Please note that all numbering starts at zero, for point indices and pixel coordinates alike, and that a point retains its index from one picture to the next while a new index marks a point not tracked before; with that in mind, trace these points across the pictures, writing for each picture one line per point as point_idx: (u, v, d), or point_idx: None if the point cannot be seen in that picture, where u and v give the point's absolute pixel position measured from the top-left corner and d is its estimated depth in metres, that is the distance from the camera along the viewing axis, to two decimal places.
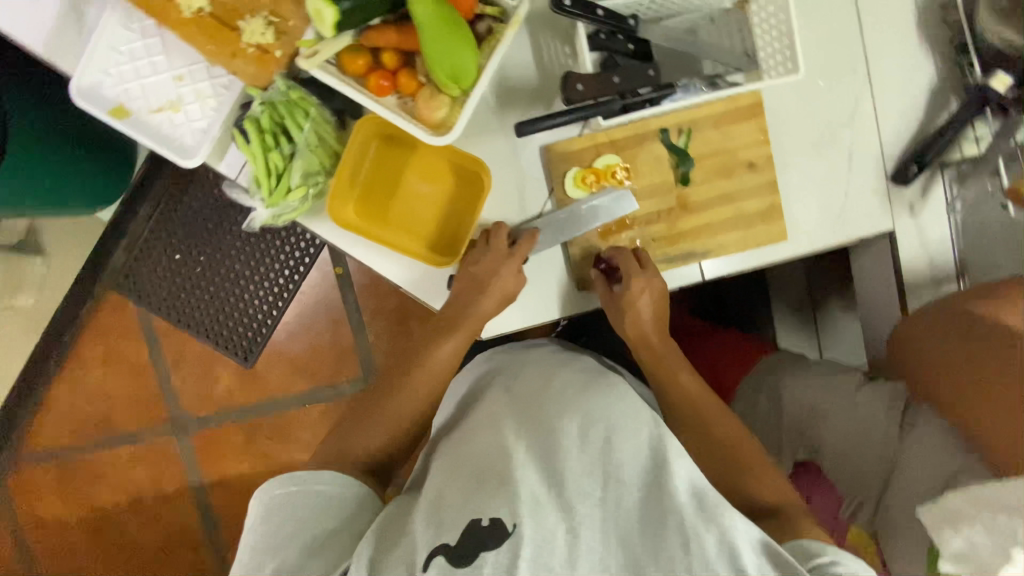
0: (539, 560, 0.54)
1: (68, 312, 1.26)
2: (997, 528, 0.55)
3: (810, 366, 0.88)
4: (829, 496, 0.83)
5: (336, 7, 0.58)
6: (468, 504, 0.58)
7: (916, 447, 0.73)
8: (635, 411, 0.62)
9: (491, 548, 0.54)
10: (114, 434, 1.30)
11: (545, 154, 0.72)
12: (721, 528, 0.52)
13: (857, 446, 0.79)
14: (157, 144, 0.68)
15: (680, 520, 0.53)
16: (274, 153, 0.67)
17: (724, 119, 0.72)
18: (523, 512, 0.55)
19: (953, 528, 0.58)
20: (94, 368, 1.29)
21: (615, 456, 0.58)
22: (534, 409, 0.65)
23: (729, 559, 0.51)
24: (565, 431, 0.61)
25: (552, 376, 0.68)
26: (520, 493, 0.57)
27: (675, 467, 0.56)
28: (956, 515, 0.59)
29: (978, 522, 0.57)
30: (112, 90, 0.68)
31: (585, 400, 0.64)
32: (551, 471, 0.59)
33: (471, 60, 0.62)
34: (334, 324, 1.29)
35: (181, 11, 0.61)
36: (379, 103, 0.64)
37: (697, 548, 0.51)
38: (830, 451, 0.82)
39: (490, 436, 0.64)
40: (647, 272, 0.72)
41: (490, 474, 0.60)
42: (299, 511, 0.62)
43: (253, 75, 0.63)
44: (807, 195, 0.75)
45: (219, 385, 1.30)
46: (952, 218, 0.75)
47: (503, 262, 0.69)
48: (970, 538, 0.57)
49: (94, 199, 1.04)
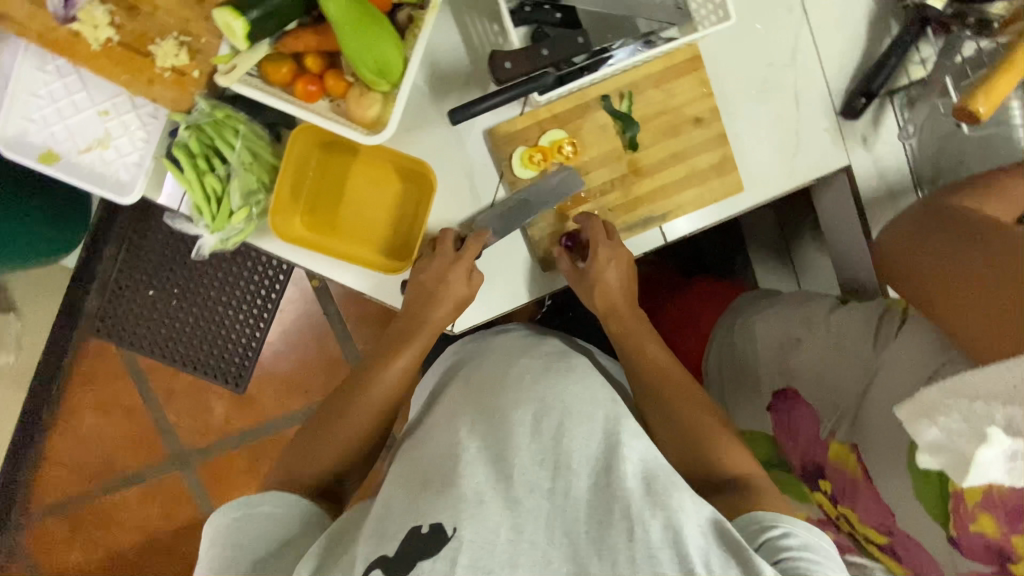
0: (476, 564, 0.46)
1: (49, 364, 1.23)
2: (974, 417, 0.49)
3: (781, 295, 0.81)
4: (806, 416, 0.74)
5: (245, 19, 0.56)
6: (410, 510, 0.50)
7: (898, 348, 0.65)
8: (591, 391, 0.58)
9: (429, 556, 0.47)
10: (118, 480, 1.27)
11: (488, 138, 0.71)
12: (667, 512, 0.47)
13: (833, 364, 0.71)
14: (91, 184, 0.66)
15: (625, 506, 0.47)
16: (208, 176, 0.66)
17: (664, 77, 0.71)
18: (464, 514, 0.48)
19: (931, 418, 0.51)
20: (86, 415, 1.27)
21: (567, 441, 0.52)
22: (486, 397, 0.60)
23: (674, 548, 0.45)
24: (519, 420, 0.55)
25: (512, 364, 0.63)
26: (461, 492, 0.50)
27: (627, 449, 0.51)
28: (932, 405, 0.52)
29: (957, 411, 0.50)
30: (38, 135, 0.66)
31: (540, 383, 0.59)
32: (497, 459, 0.52)
33: (395, 51, 0.61)
34: (319, 337, 1.29)
35: (89, 45, 0.59)
36: (307, 110, 0.62)
37: (641, 535, 0.46)
38: (806, 375, 0.73)
39: (442, 430, 0.58)
40: (613, 241, 0.70)
41: (434, 476, 0.53)
42: (244, 538, 0.52)
43: (173, 101, 0.61)
44: (759, 142, 0.75)
45: (215, 414, 1.28)
46: (907, 145, 0.75)
47: (457, 261, 0.68)
48: (948, 428, 0.50)
49: (57, 247, 1.00)
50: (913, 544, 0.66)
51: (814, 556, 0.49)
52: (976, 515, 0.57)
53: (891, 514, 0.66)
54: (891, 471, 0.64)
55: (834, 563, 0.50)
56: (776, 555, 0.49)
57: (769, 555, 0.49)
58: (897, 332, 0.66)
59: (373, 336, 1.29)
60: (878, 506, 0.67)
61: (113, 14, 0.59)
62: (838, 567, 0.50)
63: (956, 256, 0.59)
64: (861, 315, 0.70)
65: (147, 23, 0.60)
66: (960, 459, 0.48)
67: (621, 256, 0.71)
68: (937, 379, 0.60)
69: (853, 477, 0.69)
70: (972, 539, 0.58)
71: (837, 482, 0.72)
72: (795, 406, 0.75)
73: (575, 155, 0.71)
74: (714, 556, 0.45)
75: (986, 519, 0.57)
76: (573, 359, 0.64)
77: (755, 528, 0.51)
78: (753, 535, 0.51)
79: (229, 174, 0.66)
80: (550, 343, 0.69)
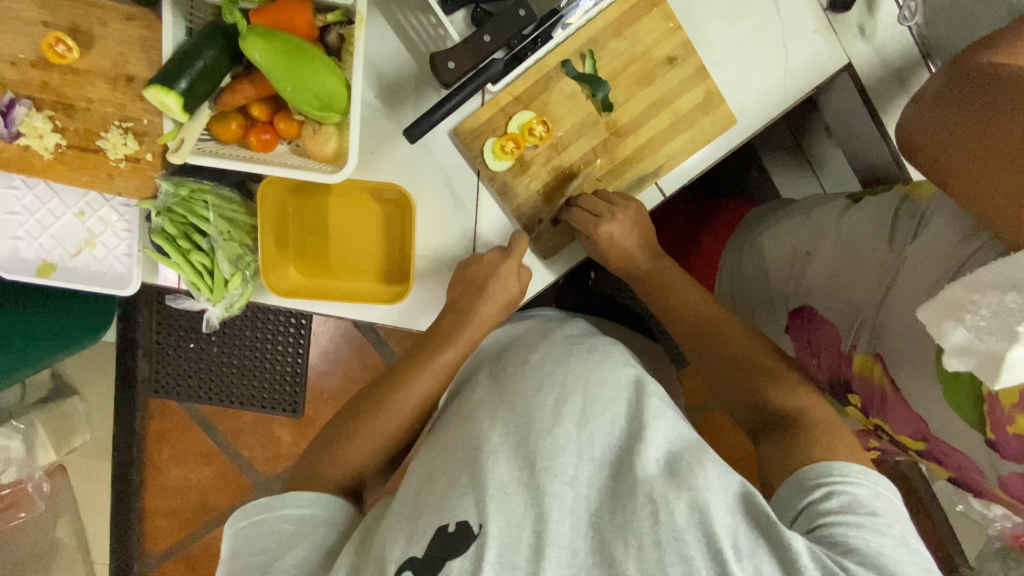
0: (503, 560, 0.44)
1: (123, 431, 1.30)
2: (1004, 313, 0.43)
3: (786, 214, 0.74)
4: (826, 332, 0.68)
5: (175, 92, 0.55)
6: (434, 507, 0.47)
7: (918, 248, 0.56)
8: (614, 374, 0.56)
9: (456, 556, 0.44)
10: (216, 517, 1.34)
11: (455, 139, 0.67)
12: (692, 490, 0.45)
13: (846, 273, 0.64)
14: (91, 285, 0.67)
15: (648, 489, 0.45)
16: (194, 253, 0.66)
17: (623, 24, 0.65)
18: (490, 504, 0.45)
19: (957, 317, 0.45)
20: (169, 468, 1.33)
21: (590, 429, 0.51)
22: (503, 388, 0.56)
23: (701, 528, 0.43)
24: (540, 406, 0.52)
25: (532, 351, 0.60)
26: (486, 485, 0.47)
27: (652, 435, 0.50)
28: (957, 301, 0.45)
29: (986, 305, 0.44)
30: (29, 250, 0.66)
31: (560, 369, 0.56)
32: (520, 446, 0.49)
33: (334, 78, 0.58)
34: (358, 350, 1.32)
35: (40, 155, 0.58)
36: (262, 161, 0.60)
37: (666, 517, 0.43)
38: (818, 287, 0.67)
39: (463, 423, 0.55)
40: (603, 218, 0.66)
41: (441, 472, 0.50)
42: (265, 546, 0.47)
43: (138, 189, 0.60)
44: (743, 64, 0.68)
45: (283, 440, 1.33)
46: (911, 26, 0.67)
47: (477, 303, 0.65)
48: (977, 328, 0.44)
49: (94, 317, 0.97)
50: (952, 450, 0.60)
51: (857, 518, 0.45)
52: (1014, 418, 0.50)
53: (923, 423, 0.60)
54: (914, 371, 0.57)
55: (887, 521, 0.45)
56: (814, 519, 0.46)
57: (807, 522, 0.47)
58: (917, 232, 0.58)
59: (407, 337, 1.31)
60: (908, 415, 0.61)
61: (53, 118, 0.58)
62: (892, 526, 0.45)
63: (965, 125, 0.48)
64: (872, 211, 0.63)
65: (87, 119, 0.59)
66: (989, 360, 0.43)
67: (616, 216, 0.66)
68: (962, 275, 0.52)
69: (880, 388, 0.63)
70: (1012, 443, 0.51)
71: (867, 394, 0.66)
72: (813, 322, 0.70)
73: (549, 133, 0.66)
74: (741, 533, 0.44)
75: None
76: (592, 344, 0.61)
77: (797, 489, 0.49)
78: (795, 497, 0.49)
79: (212, 245, 0.67)
80: (571, 327, 0.67)
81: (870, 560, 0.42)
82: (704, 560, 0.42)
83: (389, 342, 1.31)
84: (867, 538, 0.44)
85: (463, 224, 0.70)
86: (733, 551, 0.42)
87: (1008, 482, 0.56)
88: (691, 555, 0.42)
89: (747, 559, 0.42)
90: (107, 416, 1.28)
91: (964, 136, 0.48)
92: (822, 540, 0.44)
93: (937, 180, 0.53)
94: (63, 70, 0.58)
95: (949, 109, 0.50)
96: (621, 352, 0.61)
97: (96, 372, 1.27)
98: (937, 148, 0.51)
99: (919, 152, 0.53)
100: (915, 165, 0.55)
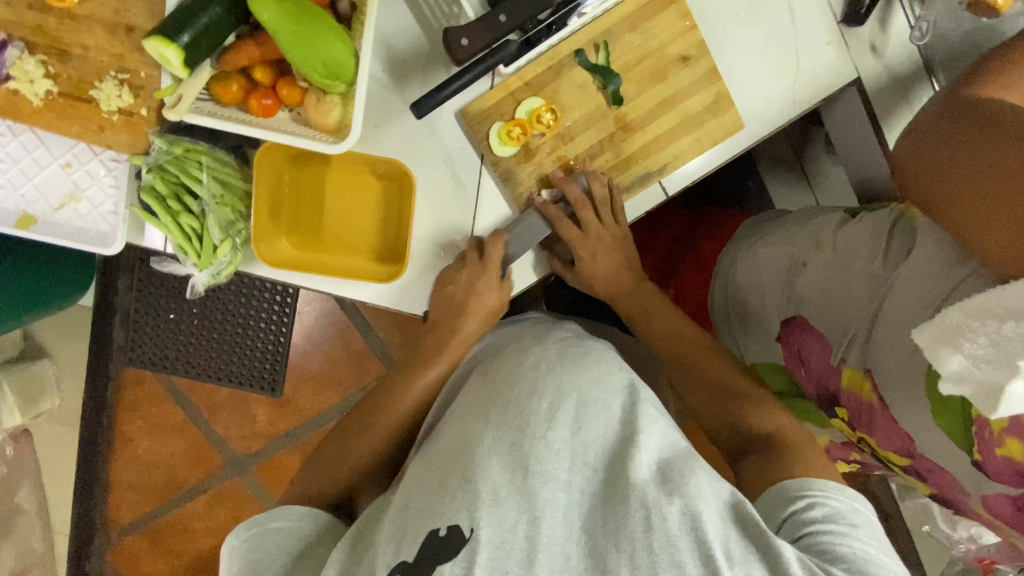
0: (496, 564, 0.43)
1: (93, 399, 1.25)
2: (1003, 341, 0.43)
3: (779, 225, 0.75)
4: (814, 342, 0.68)
5: (176, 46, 0.53)
6: (428, 508, 0.47)
7: (908, 268, 0.57)
8: (607, 376, 0.55)
9: (447, 561, 0.43)
10: (186, 493, 1.30)
11: (460, 119, 0.66)
12: (685, 497, 0.44)
13: (839, 286, 0.64)
14: (74, 242, 0.64)
15: (641, 494, 0.45)
16: (184, 216, 0.64)
17: (639, 18, 0.65)
18: (482, 511, 0.45)
19: (954, 345, 0.45)
20: (139, 440, 1.29)
21: (584, 432, 0.50)
22: (495, 389, 0.55)
23: (693, 535, 0.42)
24: (535, 409, 0.51)
25: (525, 354, 0.59)
26: (478, 489, 0.46)
27: (644, 437, 0.49)
28: (955, 327, 0.46)
29: (984, 334, 0.44)
30: (10, 200, 0.63)
31: (555, 371, 0.54)
32: (514, 450, 0.48)
33: (343, 47, 0.56)
34: (341, 332, 1.28)
35: (30, 101, 0.56)
36: (262, 126, 0.58)
37: (658, 523, 0.43)
38: (811, 299, 0.67)
39: (457, 427, 0.54)
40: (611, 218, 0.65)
41: (434, 474, 0.50)
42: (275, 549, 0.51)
43: (130, 144, 0.58)
44: (754, 71, 0.68)
45: (259, 417, 1.29)
46: (921, 46, 0.68)
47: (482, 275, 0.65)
48: (974, 355, 0.44)
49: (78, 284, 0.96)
50: (936, 467, 0.61)
51: (839, 527, 0.45)
52: (1003, 441, 0.51)
53: (910, 440, 0.61)
54: (907, 394, 0.58)
55: (867, 530, 0.46)
56: (798, 529, 0.46)
57: (792, 530, 0.47)
58: (910, 250, 0.59)
59: (393, 321, 1.28)
60: (896, 433, 0.62)
61: (46, 64, 0.56)
62: (871, 537, 0.45)
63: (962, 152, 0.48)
64: (868, 226, 0.64)
65: (82, 68, 0.57)
66: (987, 388, 0.43)
67: None
68: (950, 303, 0.53)
69: (869, 404, 0.64)
70: (1000, 465, 0.52)
71: (854, 408, 0.66)
72: (805, 331, 0.69)
73: (557, 122, 0.65)
74: (733, 542, 0.43)
75: (1014, 446, 0.50)
76: (587, 346, 0.60)
77: (781, 500, 0.49)
78: (779, 509, 0.49)
79: (203, 209, 0.65)
80: (563, 330, 0.66)
81: (855, 567, 0.42)
82: (695, 566, 0.41)
83: (374, 326, 1.28)
84: (852, 545, 0.44)
85: (462, 208, 0.68)
86: (725, 557, 0.42)
87: (990, 502, 0.57)
88: (683, 562, 0.41)
89: (739, 566, 0.42)
90: (77, 383, 1.24)
91: (962, 158, 0.48)
92: (809, 549, 0.44)
93: (931, 211, 0.53)
94: (60, 14, 0.56)
95: (942, 140, 0.50)
96: (616, 356, 0.60)
97: (69, 336, 1.22)
98: (938, 172, 0.50)
99: (915, 180, 0.53)
100: (903, 190, 0.56)
